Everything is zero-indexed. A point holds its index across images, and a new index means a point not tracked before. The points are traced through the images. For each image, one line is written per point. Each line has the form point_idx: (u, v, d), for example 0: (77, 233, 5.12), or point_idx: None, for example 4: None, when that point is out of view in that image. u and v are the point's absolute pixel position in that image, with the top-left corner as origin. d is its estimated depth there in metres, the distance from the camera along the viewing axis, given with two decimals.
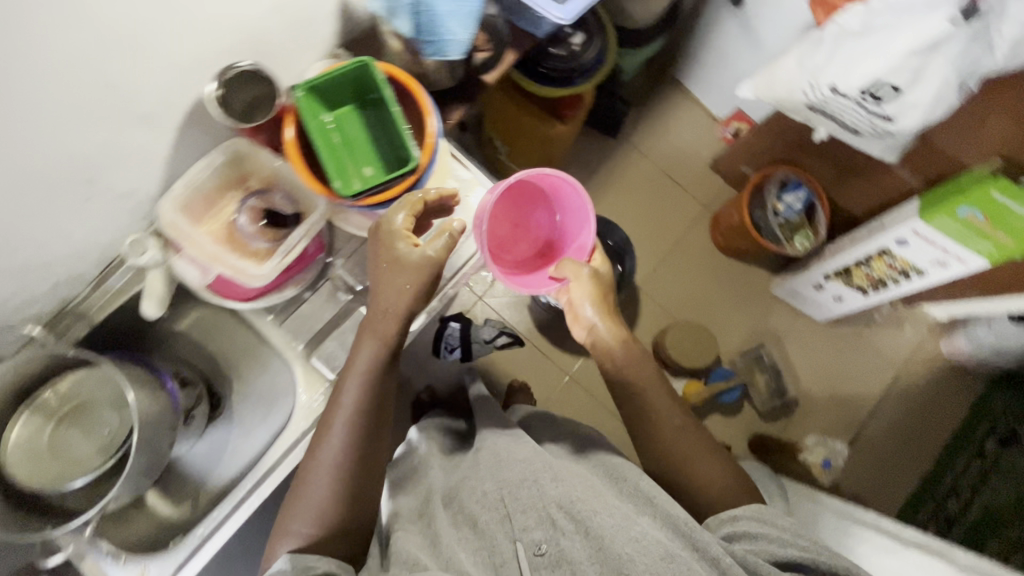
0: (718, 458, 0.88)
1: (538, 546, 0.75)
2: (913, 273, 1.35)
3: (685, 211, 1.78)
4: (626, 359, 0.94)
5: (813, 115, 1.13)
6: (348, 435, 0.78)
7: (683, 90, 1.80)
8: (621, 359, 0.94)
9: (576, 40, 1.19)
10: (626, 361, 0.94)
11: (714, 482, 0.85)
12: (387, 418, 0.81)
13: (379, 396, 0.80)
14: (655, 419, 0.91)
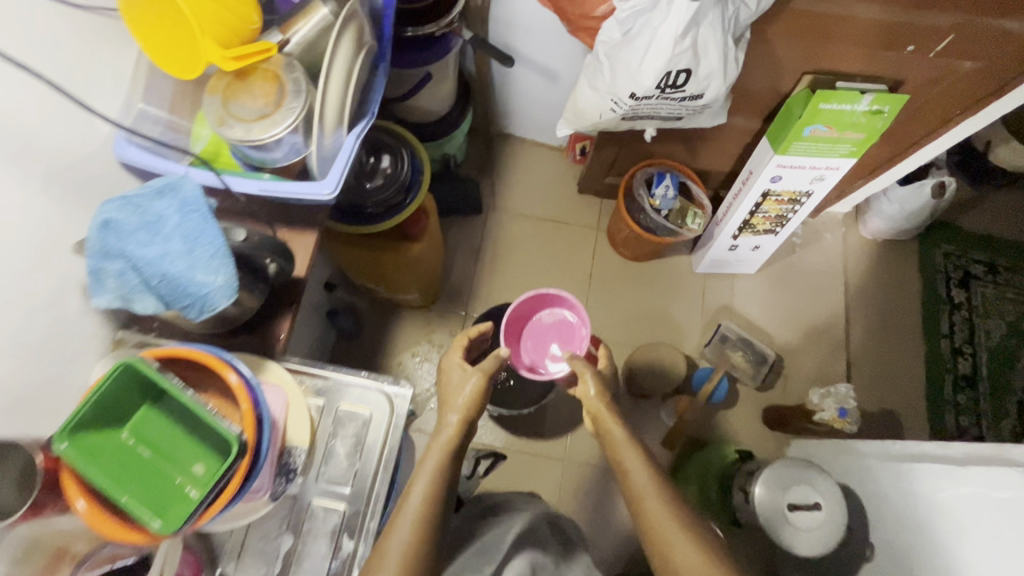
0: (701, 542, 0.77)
1: None
2: (801, 197, 1.35)
3: (582, 241, 1.70)
4: (624, 445, 0.90)
5: (632, 122, 1.10)
6: None
7: (515, 140, 1.76)
8: (618, 440, 0.92)
9: (384, 161, 1.14)
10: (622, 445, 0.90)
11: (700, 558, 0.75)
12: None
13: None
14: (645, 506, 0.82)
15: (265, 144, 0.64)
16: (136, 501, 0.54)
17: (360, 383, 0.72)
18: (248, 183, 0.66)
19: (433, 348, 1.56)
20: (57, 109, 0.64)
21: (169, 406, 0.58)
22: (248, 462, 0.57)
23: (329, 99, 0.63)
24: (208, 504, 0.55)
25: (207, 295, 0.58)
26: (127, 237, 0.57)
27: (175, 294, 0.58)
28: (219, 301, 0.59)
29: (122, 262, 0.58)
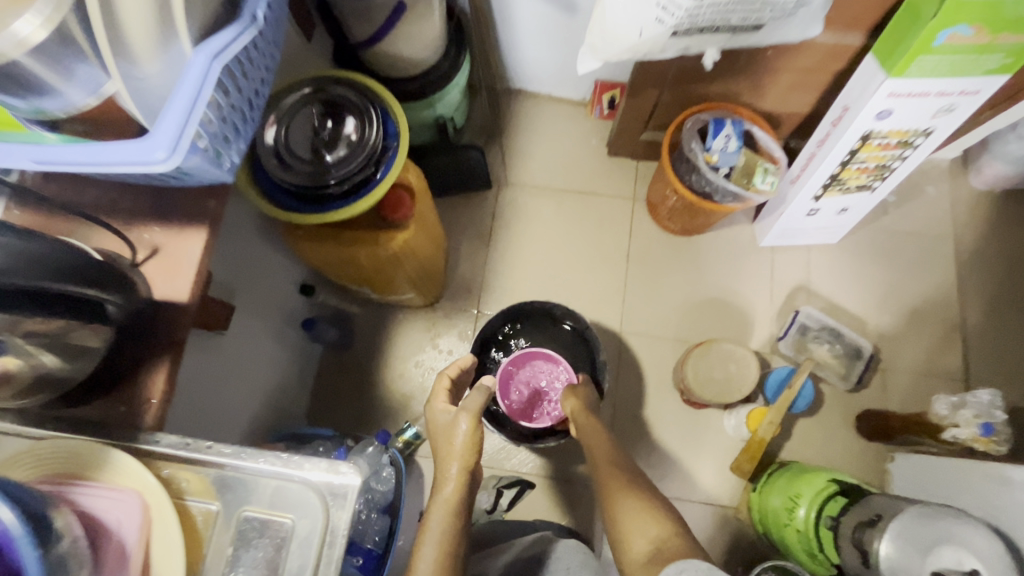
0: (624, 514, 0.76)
1: None
2: (913, 138, 0.99)
3: (615, 216, 1.38)
4: (592, 428, 0.91)
5: (689, 43, 0.78)
6: None
7: (527, 96, 1.44)
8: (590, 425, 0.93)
9: (349, 126, 0.87)
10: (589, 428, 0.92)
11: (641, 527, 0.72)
12: None
13: None
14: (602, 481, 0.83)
15: (41, 78, 0.43)
16: None
17: (275, 475, 0.47)
18: (18, 152, 0.45)
19: (439, 357, 1.28)
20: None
21: None
22: None
23: (122, 9, 0.43)
24: None
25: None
26: None
27: None
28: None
29: None
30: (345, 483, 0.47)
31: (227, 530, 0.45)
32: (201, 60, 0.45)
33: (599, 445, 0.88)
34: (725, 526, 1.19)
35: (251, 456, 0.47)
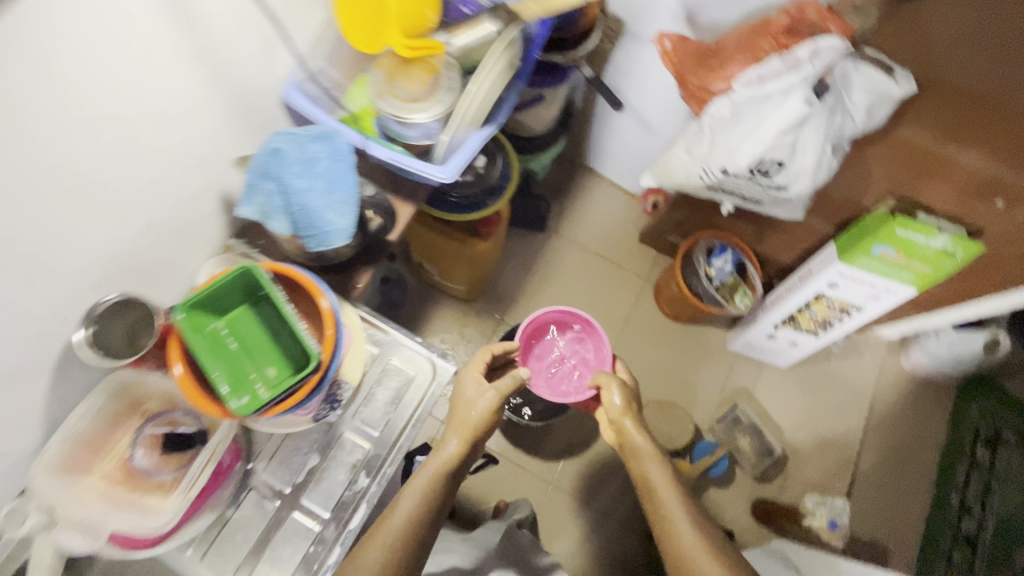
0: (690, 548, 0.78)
1: None
2: (850, 309, 1.37)
3: (628, 287, 1.76)
4: (647, 457, 0.90)
5: (715, 195, 1.17)
6: None
7: (596, 176, 1.84)
8: (640, 448, 0.91)
9: (478, 161, 1.23)
10: (646, 454, 0.90)
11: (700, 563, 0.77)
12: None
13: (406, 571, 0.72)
14: (665, 522, 0.82)
15: (410, 124, 0.75)
16: (227, 380, 0.63)
17: (408, 345, 0.82)
18: (382, 151, 0.79)
19: (462, 342, 1.63)
20: (250, 40, 0.72)
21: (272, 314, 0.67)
22: (315, 381, 0.64)
23: (470, 107, 0.74)
24: (275, 400, 0.63)
25: (326, 236, 0.72)
26: (281, 173, 0.69)
27: (307, 224, 0.71)
28: (336, 241, 0.72)
29: (273, 189, 0.69)
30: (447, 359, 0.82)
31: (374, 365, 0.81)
32: (475, 139, 0.79)
33: (660, 479, 0.86)
34: (627, 545, 1.51)
35: (399, 329, 0.83)
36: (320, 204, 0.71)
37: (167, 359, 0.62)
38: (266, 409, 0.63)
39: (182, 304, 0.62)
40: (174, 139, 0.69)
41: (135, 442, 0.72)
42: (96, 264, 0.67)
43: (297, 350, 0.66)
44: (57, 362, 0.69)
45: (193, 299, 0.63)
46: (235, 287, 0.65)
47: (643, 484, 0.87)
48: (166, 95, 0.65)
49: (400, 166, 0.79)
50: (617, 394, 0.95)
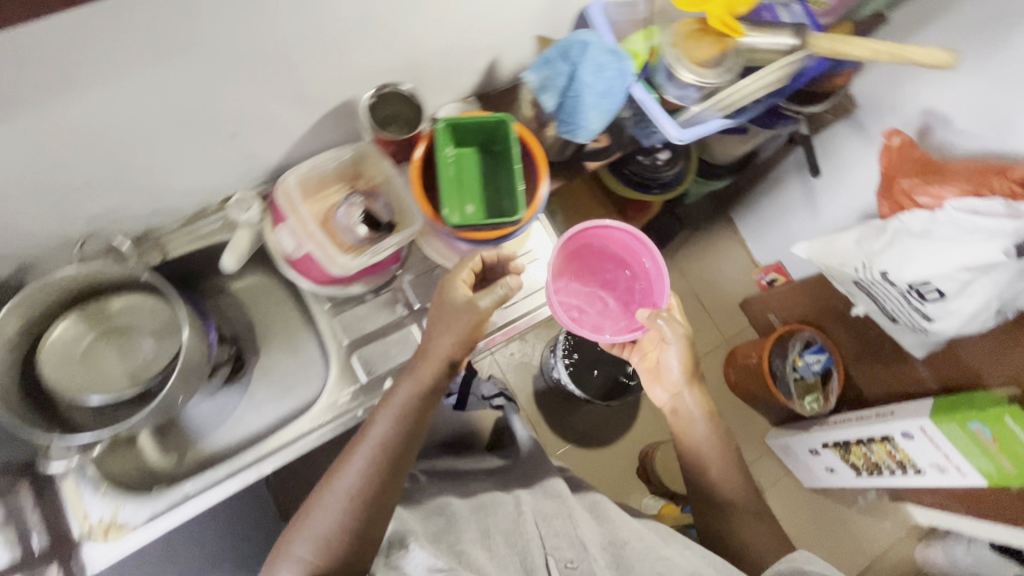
0: (736, 501, 0.82)
1: (570, 561, 0.73)
2: (910, 468, 1.32)
3: (705, 338, 1.84)
4: (697, 423, 0.86)
5: (857, 292, 1.20)
6: (354, 491, 0.68)
7: (731, 227, 1.90)
8: (694, 425, 0.86)
9: (662, 155, 1.28)
10: (704, 423, 0.85)
11: (747, 526, 0.80)
12: (405, 469, 0.71)
13: (399, 450, 0.71)
14: (711, 483, 0.84)
15: (676, 82, 0.79)
16: (444, 191, 0.75)
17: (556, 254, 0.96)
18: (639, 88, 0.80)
19: None
20: None
21: (498, 164, 0.78)
22: (505, 231, 0.75)
23: (728, 95, 0.79)
24: (469, 228, 0.74)
25: (581, 129, 0.73)
26: (579, 64, 0.70)
27: (566, 116, 0.73)
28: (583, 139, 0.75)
29: (564, 73, 0.71)
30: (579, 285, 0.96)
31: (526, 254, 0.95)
32: (713, 124, 0.82)
33: (712, 450, 0.85)
34: None
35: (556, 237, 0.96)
36: (590, 101, 0.71)
37: (412, 141, 0.76)
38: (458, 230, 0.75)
39: (445, 118, 0.74)
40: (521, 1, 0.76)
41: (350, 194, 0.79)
42: (406, 57, 0.75)
43: (504, 202, 0.76)
44: (325, 116, 0.77)
45: (454, 119, 0.74)
46: (491, 129, 0.76)
47: (690, 454, 0.86)
48: None
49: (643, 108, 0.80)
50: (679, 357, 0.83)
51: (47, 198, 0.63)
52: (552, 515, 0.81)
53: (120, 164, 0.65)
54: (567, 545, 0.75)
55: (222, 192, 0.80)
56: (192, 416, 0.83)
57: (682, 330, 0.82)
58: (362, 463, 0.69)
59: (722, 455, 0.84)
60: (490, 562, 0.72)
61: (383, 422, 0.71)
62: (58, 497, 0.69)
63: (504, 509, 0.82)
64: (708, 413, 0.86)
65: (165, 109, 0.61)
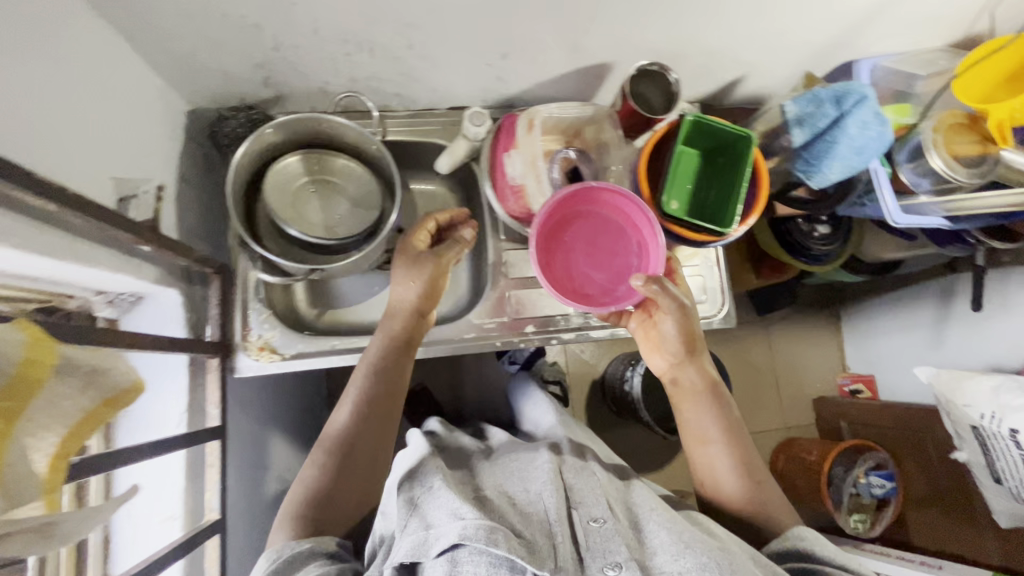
0: (746, 473, 0.71)
1: (595, 518, 0.62)
2: None
3: (767, 416, 1.79)
4: (697, 397, 0.75)
5: (967, 437, 1.15)
6: (339, 435, 0.68)
7: (835, 324, 1.86)
8: (694, 395, 0.74)
9: (820, 229, 1.27)
10: (704, 393, 0.74)
11: (754, 505, 0.70)
12: (385, 425, 0.70)
13: (382, 389, 0.71)
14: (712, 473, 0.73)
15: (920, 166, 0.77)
16: (668, 181, 0.76)
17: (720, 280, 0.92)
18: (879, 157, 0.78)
19: None
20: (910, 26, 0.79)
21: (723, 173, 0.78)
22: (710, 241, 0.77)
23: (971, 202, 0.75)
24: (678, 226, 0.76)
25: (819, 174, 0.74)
26: (851, 114, 0.69)
27: (814, 157, 0.73)
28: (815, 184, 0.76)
29: (831, 118, 0.70)
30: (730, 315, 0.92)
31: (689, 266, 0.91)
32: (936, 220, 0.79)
33: (707, 431, 0.73)
34: None
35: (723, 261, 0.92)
36: (839, 154, 0.71)
37: (654, 118, 0.77)
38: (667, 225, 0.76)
39: (695, 113, 0.74)
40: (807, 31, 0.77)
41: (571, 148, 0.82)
42: (678, 44, 0.77)
43: (709, 209, 0.77)
44: (580, 70, 0.80)
45: (704, 118, 0.74)
46: (730, 140, 0.76)
47: (691, 431, 0.75)
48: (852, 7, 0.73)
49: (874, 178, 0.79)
50: (678, 327, 0.71)
51: (341, 47, 0.68)
52: (578, 467, 0.70)
53: (410, 42, 0.69)
54: (593, 501, 0.64)
55: (456, 101, 0.84)
56: (343, 282, 0.88)
57: (677, 302, 0.70)
58: (353, 400, 0.70)
59: (726, 425, 0.73)
60: (511, 509, 0.64)
61: (370, 363, 0.71)
62: (235, 304, 0.76)
63: (537, 458, 0.72)
64: (711, 384, 0.74)
65: (481, 9, 0.64)
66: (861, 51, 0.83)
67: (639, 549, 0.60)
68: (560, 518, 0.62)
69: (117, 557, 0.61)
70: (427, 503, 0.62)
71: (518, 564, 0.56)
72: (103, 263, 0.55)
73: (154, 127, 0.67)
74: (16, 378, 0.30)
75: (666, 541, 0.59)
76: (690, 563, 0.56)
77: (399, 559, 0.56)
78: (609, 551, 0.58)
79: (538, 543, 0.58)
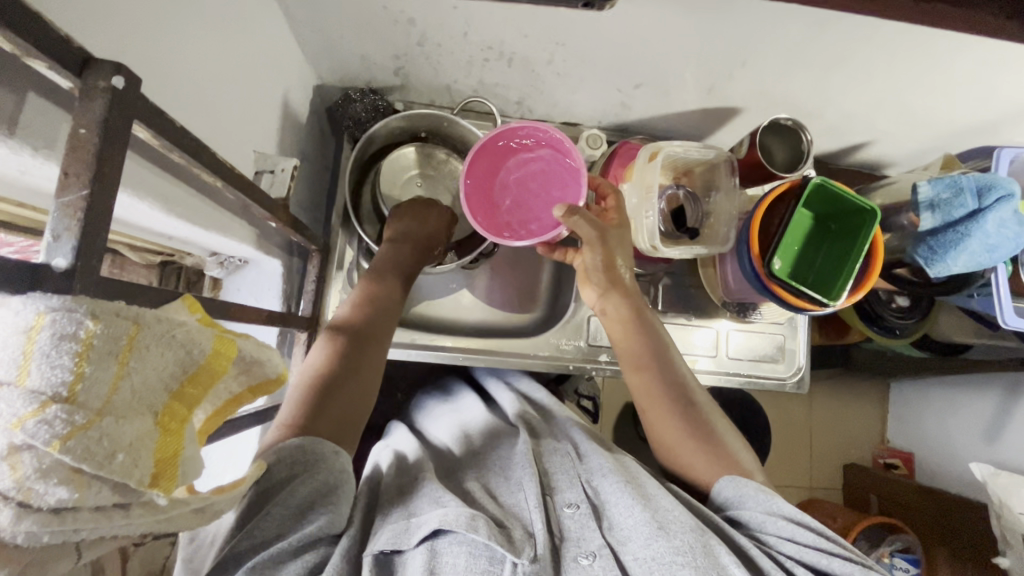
0: (703, 404, 0.68)
1: (568, 505, 0.59)
2: None
3: (794, 472, 1.75)
4: (623, 327, 0.72)
5: (1016, 545, 1.09)
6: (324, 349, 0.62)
7: (881, 395, 1.81)
8: (618, 324, 0.72)
9: (899, 301, 1.22)
10: (629, 320, 0.71)
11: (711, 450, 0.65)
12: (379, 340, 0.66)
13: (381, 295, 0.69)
14: (648, 417, 0.69)
15: None
16: (779, 240, 0.73)
17: (799, 343, 0.89)
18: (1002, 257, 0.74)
19: None
20: None
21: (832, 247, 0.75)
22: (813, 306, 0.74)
23: None
24: (783, 287, 0.72)
25: (944, 264, 0.71)
26: (994, 208, 0.66)
27: (943, 244, 0.70)
28: (935, 273, 0.72)
29: (969, 208, 0.67)
30: (804, 381, 0.89)
31: (771, 324, 0.89)
32: None
33: (641, 358, 0.70)
34: None
35: (807, 325, 0.90)
36: (968, 249, 0.68)
37: (775, 174, 0.76)
38: (771, 284, 0.72)
39: (822, 177, 0.72)
40: (955, 112, 0.74)
41: (681, 187, 0.81)
42: (815, 101, 0.74)
43: (815, 276, 0.75)
44: (705, 110, 0.78)
45: (832, 184, 0.72)
46: (850, 210, 0.74)
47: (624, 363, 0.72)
48: (1012, 96, 0.70)
49: (991, 278, 0.75)
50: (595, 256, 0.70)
51: (483, 51, 0.68)
52: (553, 452, 0.67)
53: (551, 58, 0.68)
54: (568, 485, 0.61)
55: (572, 118, 0.84)
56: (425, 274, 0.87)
57: (596, 230, 0.68)
58: (302, 387, 0.59)
59: (667, 356, 0.70)
60: (493, 504, 0.59)
61: (330, 341, 0.63)
62: (328, 282, 0.77)
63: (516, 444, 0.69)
64: (641, 314, 0.72)
65: (633, 39, 0.63)
66: (1001, 139, 0.80)
67: (612, 535, 0.55)
68: (531, 503, 0.58)
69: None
70: (412, 495, 0.58)
71: (497, 554, 0.51)
72: (233, 230, 0.57)
73: (289, 101, 0.69)
74: (203, 364, 0.31)
75: (640, 520, 0.54)
76: (664, 548, 0.51)
77: (380, 546, 0.50)
78: (586, 541, 0.55)
79: (516, 532, 0.54)
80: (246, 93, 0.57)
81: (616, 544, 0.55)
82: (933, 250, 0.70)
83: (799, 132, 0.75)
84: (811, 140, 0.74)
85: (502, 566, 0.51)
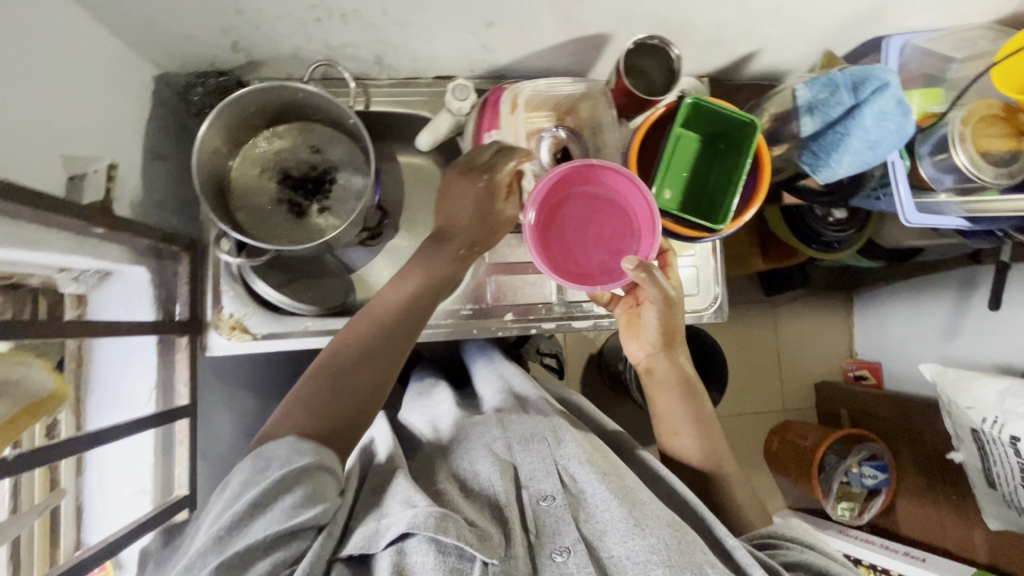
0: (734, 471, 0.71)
1: (544, 497, 0.57)
2: None
3: (765, 397, 1.75)
4: (671, 391, 0.73)
5: (965, 438, 1.10)
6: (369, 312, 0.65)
7: (846, 311, 1.80)
8: (668, 388, 0.73)
9: (835, 213, 1.19)
10: (676, 391, 0.72)
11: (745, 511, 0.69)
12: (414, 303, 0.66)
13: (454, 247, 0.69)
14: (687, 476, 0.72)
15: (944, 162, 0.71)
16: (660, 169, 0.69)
17: (713, 273, 0.87)
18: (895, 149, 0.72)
19: None
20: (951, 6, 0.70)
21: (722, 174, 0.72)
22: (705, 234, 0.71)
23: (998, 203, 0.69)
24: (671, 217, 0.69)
25: (829, 168, 0.68)
26: (869, 102, 0.62)
27: (825, 148, 0.67)
28: (823, 178, 0.70)
29: (844, 107, 0.63)
30: (722, 309, 0.88)
31: (683, 258, 0.86)
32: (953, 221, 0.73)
33: (680, 425, 0.72)
34: None
35: (720, 252, 0.87)
36: (850, 148, 0.65)
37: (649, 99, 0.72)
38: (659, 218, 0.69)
39: (692, 94, 0.68)
40: (830, 6, 0.69)
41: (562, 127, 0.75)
42: (681, 16, 0.69)
43: (708, 200, 0.72)
44: (573, 41, 0.73)
45: (705, 99, 0.68)
46: (732, 125, 0.70)
47: (665, 425, 0.74)
48: None
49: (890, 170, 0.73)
50: (656, 318, 0.71)
51: (310, 11, 0.63)
52: (529, 436, 0.64)
53: (385, 8, 0.63)
54: (544, 474, 0.59)
55: (440, 71, 0.79)
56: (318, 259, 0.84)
57: (665, 295, 0.69)
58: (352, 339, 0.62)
59: (708, 419, 0.73)
60: (468, 498, 0.58)
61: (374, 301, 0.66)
62: (205, 282, 0.75)
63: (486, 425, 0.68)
64: (690, 382, 0.73)
65: None
66: (891, 28, 0.75)
67: (587, 528, 0.55)
68: (507, 497, 0.57)
69: (91, 526, 0.63)
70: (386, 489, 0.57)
71: (467, 552, 0.51)
72: (53, 245, 0.54)
73: (117, 96, 0.65)
74: None
75: (617, 515, 0.54)
76: (640, 547, 0.51)
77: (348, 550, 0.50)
78: (552, 538, 0.54)
79: (490, 532, 0.53)
80: (43, 95, 0.53)
81: (593, 537, 0.54)
82: (817, 156, 0.67)
83: (667, 50, 0.70)
84: (679, 56, 0.69)
85: (471, 565, 0.50)
